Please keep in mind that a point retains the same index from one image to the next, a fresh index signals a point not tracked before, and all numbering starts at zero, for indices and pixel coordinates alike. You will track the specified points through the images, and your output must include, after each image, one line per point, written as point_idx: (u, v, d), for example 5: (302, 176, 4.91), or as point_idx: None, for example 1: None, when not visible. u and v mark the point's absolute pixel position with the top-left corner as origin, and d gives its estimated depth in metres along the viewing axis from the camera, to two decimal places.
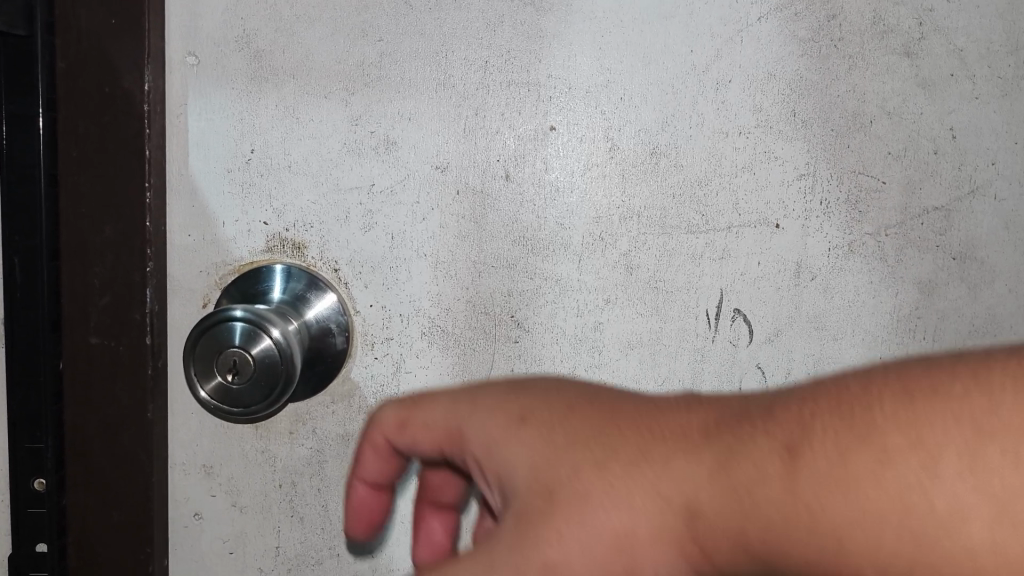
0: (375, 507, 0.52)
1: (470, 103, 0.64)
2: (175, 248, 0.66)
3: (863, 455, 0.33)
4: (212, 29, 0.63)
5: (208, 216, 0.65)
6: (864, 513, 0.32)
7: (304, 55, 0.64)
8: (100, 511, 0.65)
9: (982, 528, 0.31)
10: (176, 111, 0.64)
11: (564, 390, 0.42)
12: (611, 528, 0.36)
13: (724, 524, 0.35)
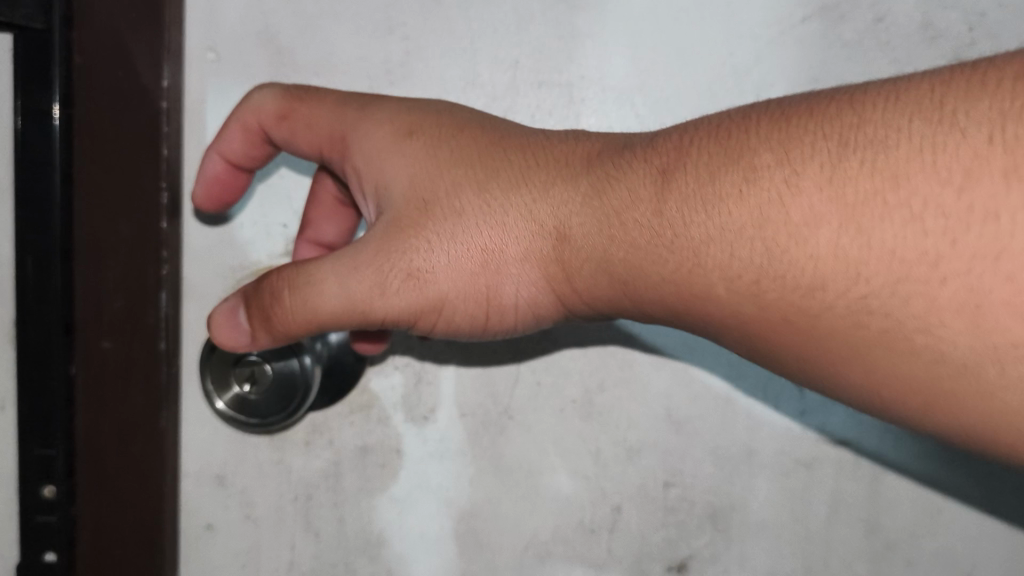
0: (228, 179, 0.60)
1: (498, 104, 0.61)
2: (191, 250, 0.64)
3: (733, 170, 0.39)
4: (235, 24, 0.61)
5: (224, 218, 0.64)
6: (709, 229, 0.39)
7: (328, 52, 0.61)
8: (110, 519, 0.63)
9: (809, 218, 0.35)
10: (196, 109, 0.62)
11: (476, 126, 0.52)
12: (483, 244, 0.48)
13: (592, 244, 0.45)
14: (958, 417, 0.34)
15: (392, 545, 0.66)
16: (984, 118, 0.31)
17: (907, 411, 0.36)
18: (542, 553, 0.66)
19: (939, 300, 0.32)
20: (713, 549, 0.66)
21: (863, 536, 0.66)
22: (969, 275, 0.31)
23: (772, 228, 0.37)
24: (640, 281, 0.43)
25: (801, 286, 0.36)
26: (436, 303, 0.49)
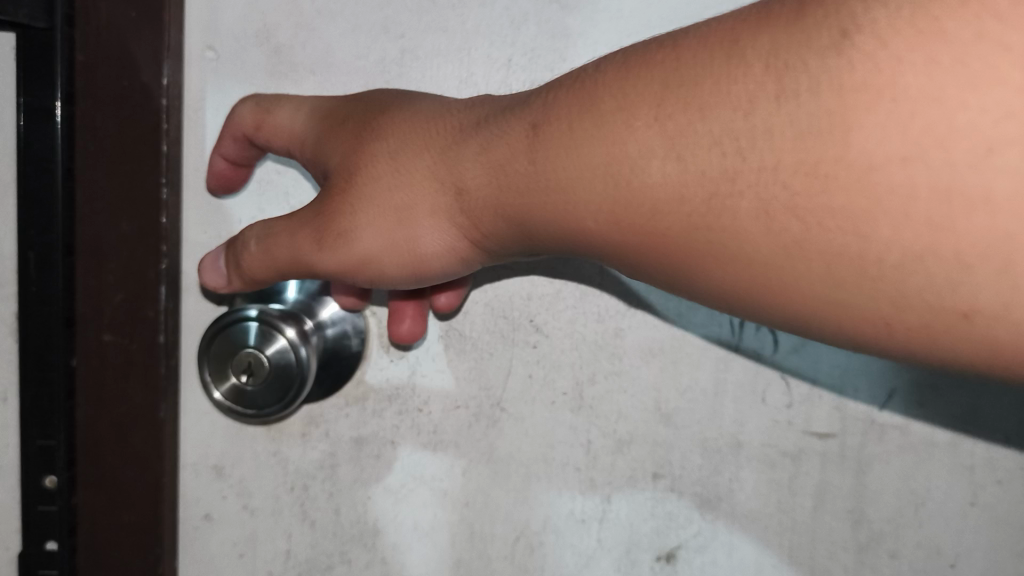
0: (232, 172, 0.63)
1: None
2: (190, 243, 0.65)
3: (584, 118, 0.40)
4: (233, 23, 0.63)
5: (224, 212, 0.65)
6: (568, 167, 0.40)
7: (324, 50, 0.63)
8: (110, 509, 0.65)
9: (651, 148, 0.37)
10: (195, 107, 0.63)
11: (395, 99, 0.54)
12: (396, 200, 0.48)
13: (488, 193, 0.45)
14: (835, 296, 0.33)
15: (387, 535, 0.68)
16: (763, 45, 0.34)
17: (792, 305, 0.36)
18: (534, 543, 0.67)
19: (807, 173, 0.32)
20: (701, 540, 0.67)
21: (848, 527, 0.67)
22: (832, 146, 0.31)
23: (634, 154, 0.38)
24: (534, 224, 0.44)
25: (643, 207, 0.38)
26: (371, 255, 0.49)
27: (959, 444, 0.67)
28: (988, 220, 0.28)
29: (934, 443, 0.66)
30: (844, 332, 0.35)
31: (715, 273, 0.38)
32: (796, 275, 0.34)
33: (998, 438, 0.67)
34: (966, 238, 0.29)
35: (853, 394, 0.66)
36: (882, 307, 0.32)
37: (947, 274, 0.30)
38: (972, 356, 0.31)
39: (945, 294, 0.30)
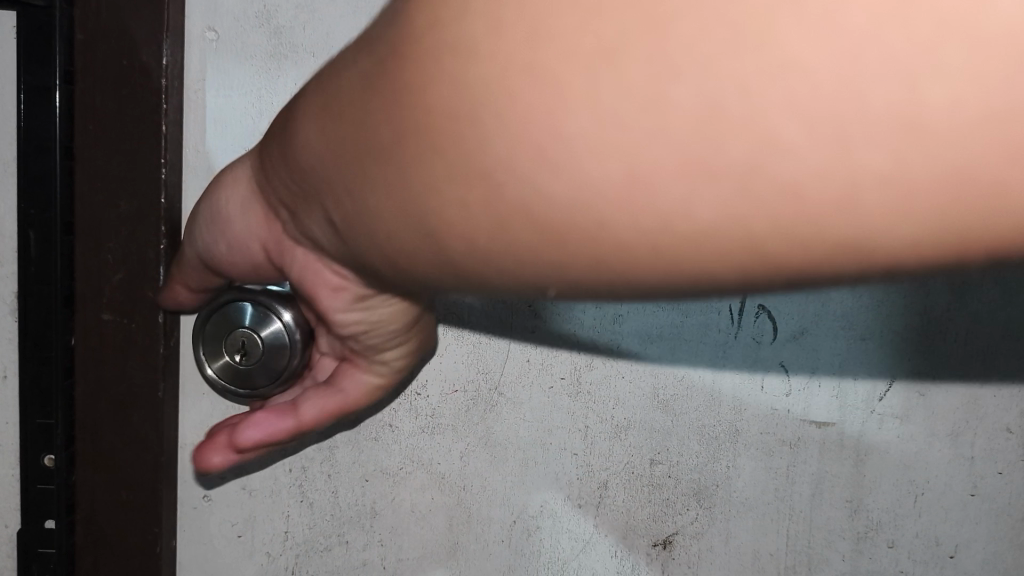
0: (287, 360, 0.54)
1: None
2: None
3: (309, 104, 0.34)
4: (233, 4, 0.62)
5: None
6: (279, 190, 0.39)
7: (325, 33, 0.63)
8: (108, 488, 0.65)
9: (360, 96, 0.30)
10: (195, 87, 0.63)
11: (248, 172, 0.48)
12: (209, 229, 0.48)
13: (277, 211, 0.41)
14: (465, 186, 0.27)
15: (384, 517, 0.68)
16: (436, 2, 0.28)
17: (406, 227, 0.30)
18: (530, 527, 0.68)
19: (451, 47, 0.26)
20: (697, 527, 0.68)
21: (846, 516, 0.68)
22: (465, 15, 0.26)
23: (375, 34, 0.30)
24: (326, 169, 0.33)
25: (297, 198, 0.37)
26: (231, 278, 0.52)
27: (960, 435, 0.68)
28: (611, 31, 0.23)
29: (935, 434, 0.68)
30: (460, 226, 0.28)
31: (416, 172, 0.28)
32: (451, 125, 0.26)
33: (1000, 428, 0.69)
34: (591, 103, 0.24)
35: (853, 383, 0.66)
36: (460, 188, 0.27)
37: (542, 104, 0.24)
38: (597, 265, 0.27)
39: (560, 130, 0.24)
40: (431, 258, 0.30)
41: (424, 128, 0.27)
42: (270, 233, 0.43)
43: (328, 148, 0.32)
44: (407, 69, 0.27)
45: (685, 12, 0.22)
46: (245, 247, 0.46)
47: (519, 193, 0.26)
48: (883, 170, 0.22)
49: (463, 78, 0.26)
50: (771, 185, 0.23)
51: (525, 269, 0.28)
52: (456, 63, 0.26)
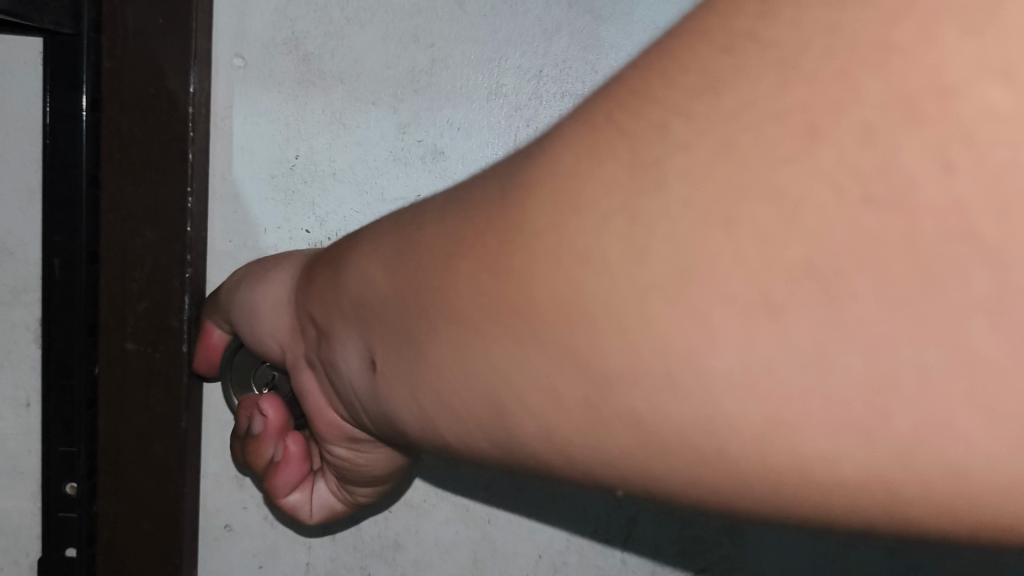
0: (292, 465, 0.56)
1: (522, 114, 0.61)
2: (216, 253, 0.63)
3: (386, 247, 0.37)
4: (261, 30, 0.61)
5: (250, 221, 0.63)
6: (317, 316, 0.43)
7: (353, 60, 0.61)
8: (129, 519, 0.63)
9: (454, 269, 0.32)
10: (221, 114, 0.62)
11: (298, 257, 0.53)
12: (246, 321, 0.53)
13: (308, 323, 0.45)
14: (521, 361, 0.29)
15: (408, 550, 0.67)
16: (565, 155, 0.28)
17: (464, 388, 0.32)
18: (556, 562, 0.67)
19: (568, 229, 0.27)
20: (728, 563, 0.68)
21: (881, 555, 0.69)
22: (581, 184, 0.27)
23: (478, 201, 0.32)
24: (382, 305, 0.37)
25: (344, 328, 0.40)
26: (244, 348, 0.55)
27: None
28: (769, 269, 0.24)
29: None
30: (542, 411, 0.29)
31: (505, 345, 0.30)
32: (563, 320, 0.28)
33: None
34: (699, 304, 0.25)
35: None
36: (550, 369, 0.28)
37: (676, 326, 0.25)
38: (687, 481, 0.27)
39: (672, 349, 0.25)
40: (474, 426, 0.32)
41: (519, 304, 0.29)
42: (292, 342, 0.48)
43: (388, 288, 0.36)
44: (516, 245, 0.29)
45: (857, 265, 0.23)
46: (271, 343, 0.50)
47: (620, 402, 0.27)
48: (996, 455, 0.22)
49: (582, 274, 0.27)
50: (907, 437, 0.23)
51: (605, 466, 0.29)
52: (580, 257, 0.27)
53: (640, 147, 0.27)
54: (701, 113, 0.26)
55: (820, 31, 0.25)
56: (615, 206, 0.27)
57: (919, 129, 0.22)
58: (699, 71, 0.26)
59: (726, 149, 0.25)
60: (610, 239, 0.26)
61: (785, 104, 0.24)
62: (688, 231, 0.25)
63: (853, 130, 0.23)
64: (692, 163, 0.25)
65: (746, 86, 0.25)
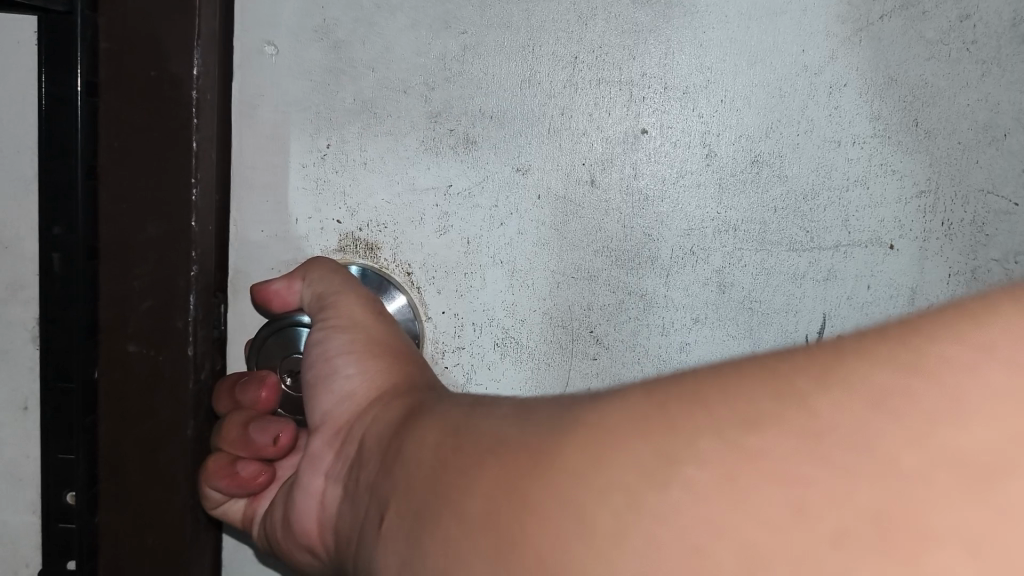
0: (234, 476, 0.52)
1: (556, 101, 0.57)
2: (246, 243, 0.57)
3: (464, 435, 0.38)
4: (289, 16, 0.55)
5: (282, 213, 0.56)
6: (390, 445, 0.44)
7: (382, 48, 0.55)
8: (132, 536, 0.55)
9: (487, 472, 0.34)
10: (245, 104, 0.55)
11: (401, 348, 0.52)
12: (341, 373, 0.50)
13: (380, 438, 0.45)
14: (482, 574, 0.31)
15: None
16: (627, 406, 0.30)
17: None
18: None
19: (586, 476, 0.29)
20: None
21: None
22: (613, 447, 0.28)
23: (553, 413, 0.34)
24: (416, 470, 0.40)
25: (407, 463, 0.41)
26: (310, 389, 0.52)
27: None
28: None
29: None
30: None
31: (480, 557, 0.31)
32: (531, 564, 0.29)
33: None
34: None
35: None
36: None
37: None
38: None
39: None
40: None
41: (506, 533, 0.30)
42: (329, 438, 0.50)
43: (438, 457, 0.39)
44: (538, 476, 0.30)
45: None
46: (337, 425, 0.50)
47: None
48: None
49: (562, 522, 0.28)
50: None
51: None
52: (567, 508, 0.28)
53: (668, 440, 0.27)
54: (738, 440, 0.26)
55: (871, 428, 0.25)
56: (622, 481, 0.27)
57: (884, 554, 0.23)
58: (748, 400, 0.27)
59: (744, 451, 0.26)
60: (607, 506, 0.27)
61: (795, 472, 0.25)
62: (665, 544, 0.25)
63: (829, 530, 0.23)
64: (696, 480, 0.26)
65: (773, 435, 0.26)
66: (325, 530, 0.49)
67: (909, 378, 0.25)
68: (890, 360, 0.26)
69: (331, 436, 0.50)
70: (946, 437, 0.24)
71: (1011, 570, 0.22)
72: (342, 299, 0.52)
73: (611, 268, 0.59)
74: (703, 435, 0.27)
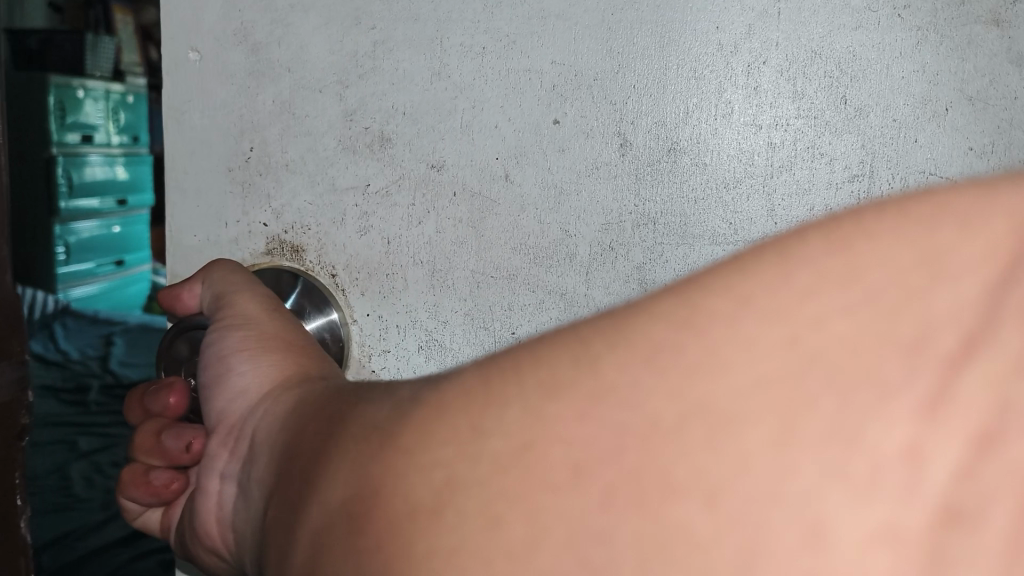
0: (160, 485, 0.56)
1: (466, 94, 0.56)
2: (184, 246, 0.62)
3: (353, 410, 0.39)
4: (215, 22, 0.59)
5: (214, 214, 0.61)
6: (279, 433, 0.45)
7: (298, 47, 0.58)
8: None
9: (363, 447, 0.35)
10: (177, 110, 0.60)
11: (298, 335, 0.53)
12: (230, 366, 0.53)
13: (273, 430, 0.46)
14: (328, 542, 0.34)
15: None
16: (475, 374, 0.31)
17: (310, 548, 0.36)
18: None
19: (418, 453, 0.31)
20: None
21: None
22: (459, 417, 0.30)
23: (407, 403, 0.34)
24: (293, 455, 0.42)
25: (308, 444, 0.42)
26: (208, 385, 0.55)
27: None
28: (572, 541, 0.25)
29: None
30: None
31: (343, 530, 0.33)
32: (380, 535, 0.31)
33: None
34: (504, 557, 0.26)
35: None
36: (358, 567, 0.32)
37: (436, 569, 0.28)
38: None
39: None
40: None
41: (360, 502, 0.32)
42: (222, 437, 0.52)
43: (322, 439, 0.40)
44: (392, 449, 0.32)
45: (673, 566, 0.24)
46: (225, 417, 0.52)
47: None
48: None
49: (408, 492, 0.30)
50: None
51: None
52: (395, 478, 0.31)
53: (487, 411, 0.29)
54: (520, 556, 0.26)
55: (623, 387, 0.25)
56: (446, 454, 0.29)
57: (636, 511, 0.24)
58: (552, 370, 0.27)
59: (534, 421, 0.27)
60: (432, 479, 0.29)
61: (578, 433, 0.26)
62: (466, 509, 0.28)
63: (596, 491, 0.25)
64: (500, 453, 0.28)
65: (568, 408, 0.26)
66: (224, 528, 0.50)
67: (669, 333, 0.25)
68: (658, 312, 0.26)
69: (223, 434, 0.52)
70: (700, 392, 0.24)
71: (815, 535, 0.22)
72: (239, 297, 0.54)
73: (530, 267, 0.57)
74: (503, 407, 0.28)
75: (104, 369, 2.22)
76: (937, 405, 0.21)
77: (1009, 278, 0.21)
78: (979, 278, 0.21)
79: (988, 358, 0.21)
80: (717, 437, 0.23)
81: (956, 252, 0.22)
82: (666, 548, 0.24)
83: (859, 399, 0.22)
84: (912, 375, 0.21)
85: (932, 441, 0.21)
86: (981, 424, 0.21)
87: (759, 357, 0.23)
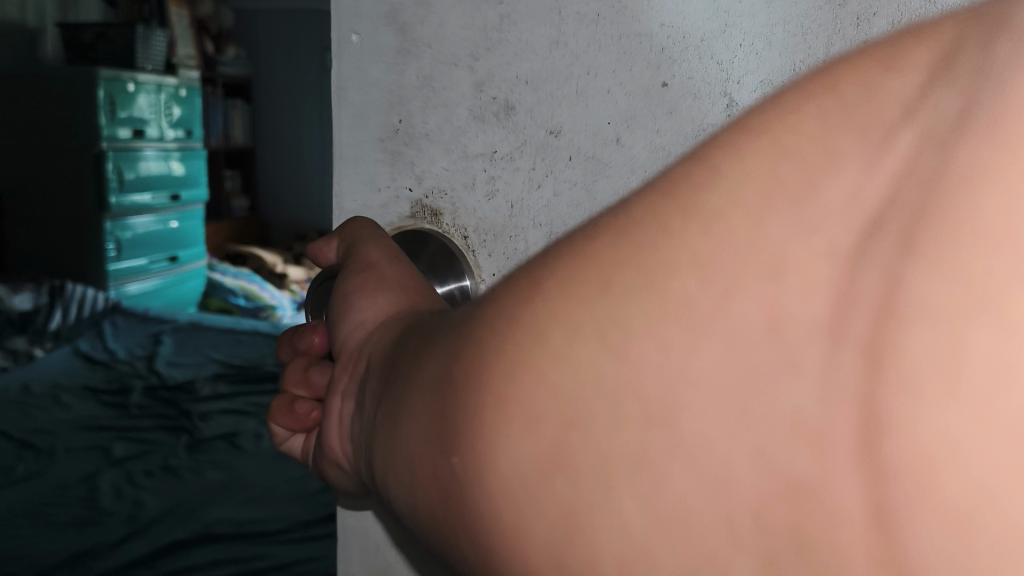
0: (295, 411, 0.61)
1: (582, 61, 0.58)
2: (347, 211, 0.69)
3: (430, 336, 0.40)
4: (366, 5, 0.64)
5: (371, 181, 0.67)
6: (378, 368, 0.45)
7: (437, 24, 0.61)
8: None
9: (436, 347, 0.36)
10: (340, 87, 0.66)
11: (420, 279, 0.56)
12: (356, 298, 0.55)
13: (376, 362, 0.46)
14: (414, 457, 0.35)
15: None
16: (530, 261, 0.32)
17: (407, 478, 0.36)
18: None
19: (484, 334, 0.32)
20: None
21: None
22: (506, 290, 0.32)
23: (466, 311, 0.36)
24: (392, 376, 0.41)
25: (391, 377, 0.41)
26: (335, 319, 0.56)
27: None
28: (599, 330, 0.28)
29: None
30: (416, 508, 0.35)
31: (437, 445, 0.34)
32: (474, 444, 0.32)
33: None
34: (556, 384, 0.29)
35: None
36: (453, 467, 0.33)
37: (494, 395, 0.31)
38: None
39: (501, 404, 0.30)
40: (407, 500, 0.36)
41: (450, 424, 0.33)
42: (343, 362, 0.52)
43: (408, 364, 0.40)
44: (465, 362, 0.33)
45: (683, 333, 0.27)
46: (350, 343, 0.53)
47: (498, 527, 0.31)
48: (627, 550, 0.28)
49: (474, 364, 0.32)
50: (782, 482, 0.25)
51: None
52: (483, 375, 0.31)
53: (538, 274, 0.31)
54: (553, 351, 0.29)
55: (648, 214, 0.28)
56: (498, 309, 0.32)
57: (646, 300, 0.28)
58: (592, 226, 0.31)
59: (568, 258, 0.30)
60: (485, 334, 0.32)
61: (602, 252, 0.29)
62: (505, 338, 0.31)
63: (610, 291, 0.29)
64: (538, 288, 0.30)
65: (600, 241, 0.29)
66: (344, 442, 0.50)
67: (691, 167, 0.28)
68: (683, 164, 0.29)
69: (346, 360, 0.52)
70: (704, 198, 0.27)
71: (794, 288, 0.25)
72: (368, 245, 0.59)
73: None
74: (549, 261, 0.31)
75: (150, 369, 2.51)
76: (882, 146, 0.24)
77: (946, 59, 0.24)
78: (925, 64, 0.24)
79: (925, 109, 0.23)
80: (708, 221, 0.27)
81: (916, 54, 0.24)
82: (668, 308, 0.27)
83: (822, 165, 0.25)
84: (864, 138, 0.24)
85: (872, 178, 0.24)
86: (910, 157, 0.23)
87: (747, 160, 0.27)
